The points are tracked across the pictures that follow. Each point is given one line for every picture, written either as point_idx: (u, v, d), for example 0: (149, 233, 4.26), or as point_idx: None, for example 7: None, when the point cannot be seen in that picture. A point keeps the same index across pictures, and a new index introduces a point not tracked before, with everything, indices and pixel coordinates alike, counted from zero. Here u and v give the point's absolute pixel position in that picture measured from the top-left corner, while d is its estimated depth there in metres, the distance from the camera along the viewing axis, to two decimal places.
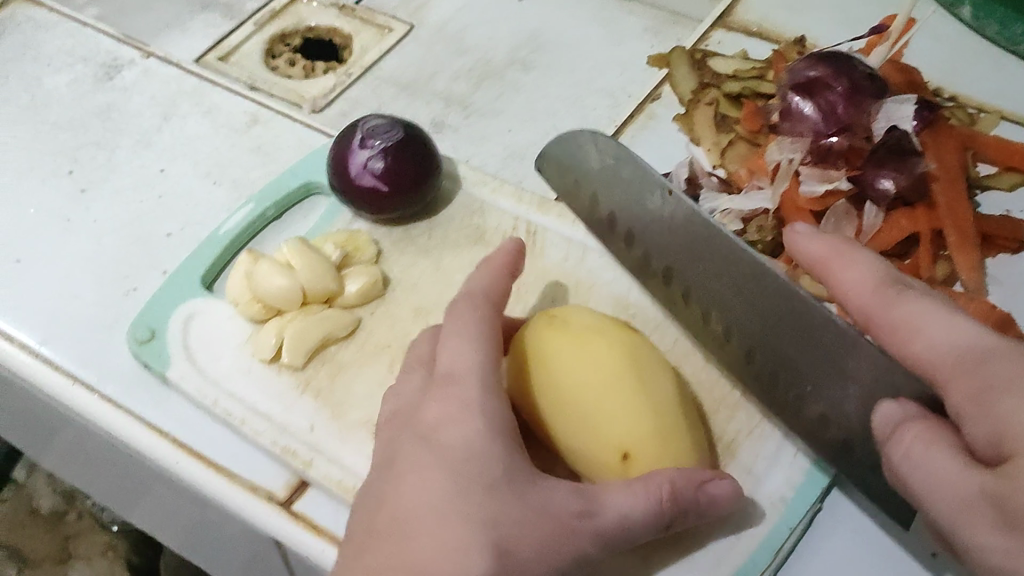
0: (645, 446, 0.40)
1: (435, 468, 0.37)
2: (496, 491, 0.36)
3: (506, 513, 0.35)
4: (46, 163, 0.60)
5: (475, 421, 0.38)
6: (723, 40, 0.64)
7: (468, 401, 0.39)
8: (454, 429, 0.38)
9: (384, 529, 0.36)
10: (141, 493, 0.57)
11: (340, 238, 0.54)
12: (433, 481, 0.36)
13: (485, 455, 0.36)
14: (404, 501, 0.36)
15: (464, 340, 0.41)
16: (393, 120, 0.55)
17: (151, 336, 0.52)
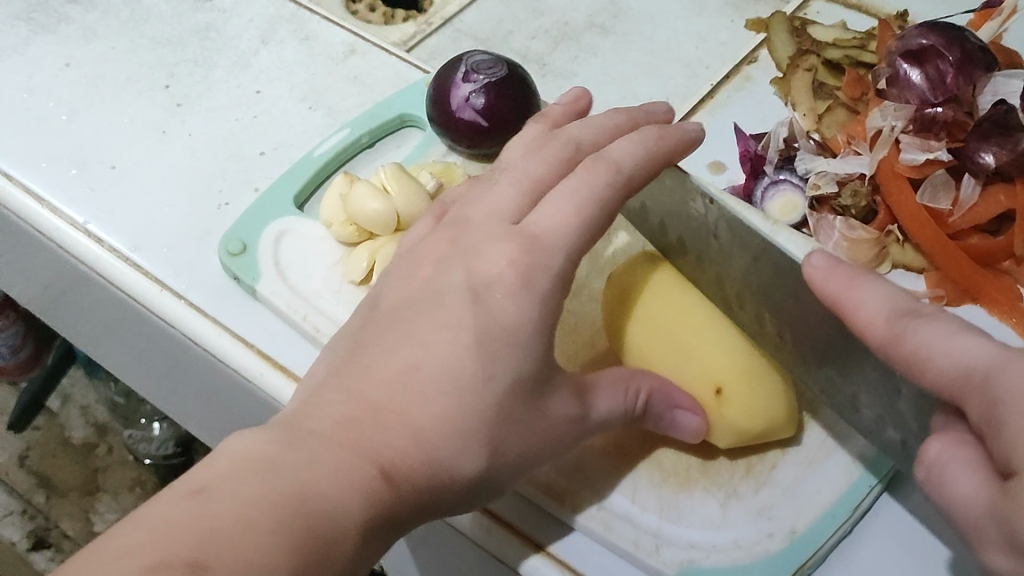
0: (739, 381, 0.41)
1: (463, 331, 0.37)
2: (518, 392, 0.37)
3: (510, 416, 0.37)
4: (145, 76, 0.62)
5: (533, 305, 0.37)
6: (822, 10, 0.66)
7: (535, 275, 0.38)
8: (495, 308, 0.37)
9: (392, 372, 0.36)
10: (212, 405, 0.58)
11: (436, 170, 0.54)
12: (464, 347, 0.36)
13: (524, 347, 0.37)
14: (425, 350, 0.37)
15: (568, 203, 0.39)
16: (498, 58, 0.55)
17: (243, 250, 0.52)
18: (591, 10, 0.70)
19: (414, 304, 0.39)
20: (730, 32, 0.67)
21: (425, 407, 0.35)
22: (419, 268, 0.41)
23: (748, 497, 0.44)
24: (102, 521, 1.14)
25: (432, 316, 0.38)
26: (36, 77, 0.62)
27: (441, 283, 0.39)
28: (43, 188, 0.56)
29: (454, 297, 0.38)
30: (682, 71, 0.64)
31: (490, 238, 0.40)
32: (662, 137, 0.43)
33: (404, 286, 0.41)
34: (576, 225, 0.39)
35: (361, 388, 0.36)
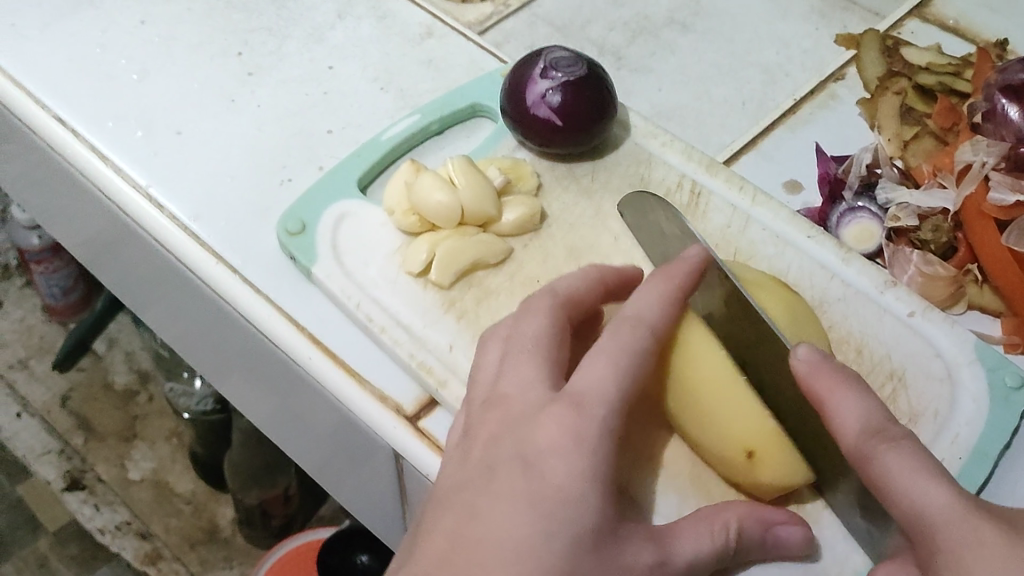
0: (766, 445, 0.40)
1: (520, 503, 0.34)
2: (585, 548, 0.33)
3: (586, 574, 0.33)
4: (217, 42, 0.61)
5: (581, 464, 0.34)
6: (917, 31, 0.63)
7: (586, 435, 0.35)
8: (556, 468, 0.34)
9: (454, 560, 0.33)
10: (257, 379, 0.57)
11: (505, 165, 0.53)
12: (521, 513, 0.33)
13: (582, 503, 0.34)
14: (485, 531, 0.34)
15: (602, 360, 0.37)
16: (578, 56, 0.53)
17: (302, 229, 0.51)
18: (676, 8, 0.68)
19: (469, 482, 0.36)
20: (816, 42, 0.64)
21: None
22: (468, 443, 0.38)
23: None
24: (136, 468, 1.14)
25: (484, 494, 0.35)
26: (109, 32, 0.61)
27: (494, 453, 0.36)
28: (108, 147, 0.55)
29: (506, 468, 0.35)
30: (761, 75, 0.62)
31: (534, 410, 0.37)
32: (682, 270, 0.42)
33: (461, 464, 0.37)
34: (615, 380, 0.37)
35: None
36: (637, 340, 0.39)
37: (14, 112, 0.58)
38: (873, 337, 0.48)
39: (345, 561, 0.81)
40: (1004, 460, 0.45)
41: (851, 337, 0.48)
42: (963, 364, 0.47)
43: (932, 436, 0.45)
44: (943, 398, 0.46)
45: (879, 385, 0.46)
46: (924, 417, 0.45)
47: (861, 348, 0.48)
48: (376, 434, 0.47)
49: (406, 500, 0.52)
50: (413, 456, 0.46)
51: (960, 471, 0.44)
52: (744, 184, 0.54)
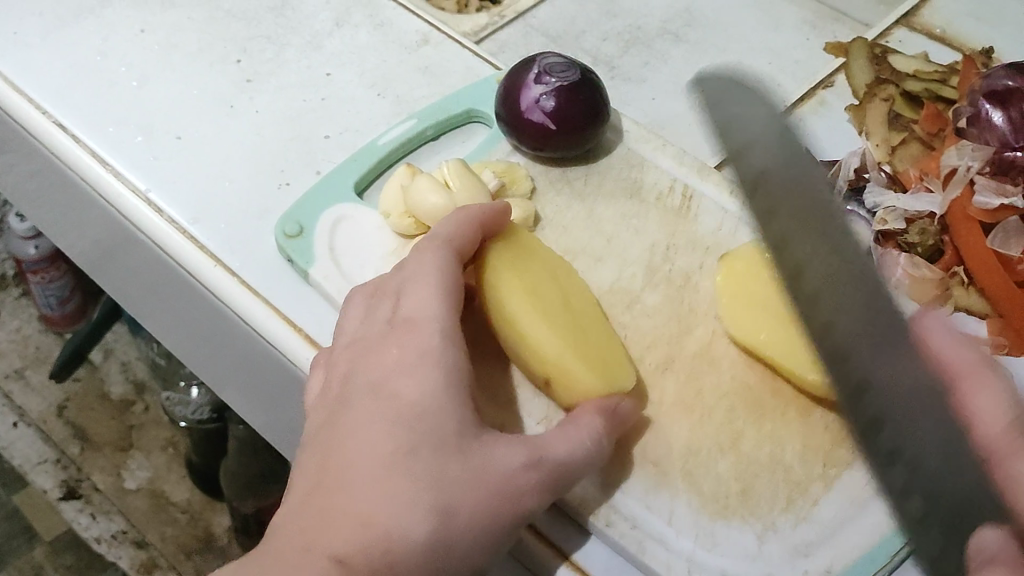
0: (556, 373, 0.43)
1: (388, 420, 0.39)
2: (446, 449, 0.38)
3: (445, 471, 0.37)
4: (216, 49, 0.62)
5: (434, 414, 0.38)
6: (905, 40, 0.65)
7: (421, 347, 0.41)
8: (409, 387, 0.39)
9: (333, 477, 0.38)
10: (253, 382, 0.58)
11: (499, 169, 0.54)
12: (390, 435, 0.38)
13: (433, 415, 0.38)
14: (355, 448, 0.38)
15: (431, 291, 0.43)
16: (572, 62, 0.54)
17: (299, 232, 0.52)
18: (671, 19, 0.69)
19: (337, 411, 0.41)
20: (807, 52, 0.65)
21: (378, 497, 0.37)
22: (332, 386, 0.43)
23: (787, 532, 0.43)
24: (132, 478, 1.15)
25: (359, 412, 0.40)
26: (110, 39, 0.62)
27: (377, 376, 0.41)
28: (109, 152, 0.56)
29: (362, 396, 0.41)
30: (753, 85, 0.63)
31: (380, 340, 0.43)
32: (484, 210, 0.46)
33: (329, 401, 0.42)
34: (439, 297, 0.43)
35: (317, 495, 0.38)
36: (439, 263, 0.44)
37: (14, 116, 0.58)
38: None
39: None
40: None
41: None
42: None
43: None
44: None
45: None
46: None
47: None
48: None
49: None
50: None
51: None
52: (735, 187, 0.55)
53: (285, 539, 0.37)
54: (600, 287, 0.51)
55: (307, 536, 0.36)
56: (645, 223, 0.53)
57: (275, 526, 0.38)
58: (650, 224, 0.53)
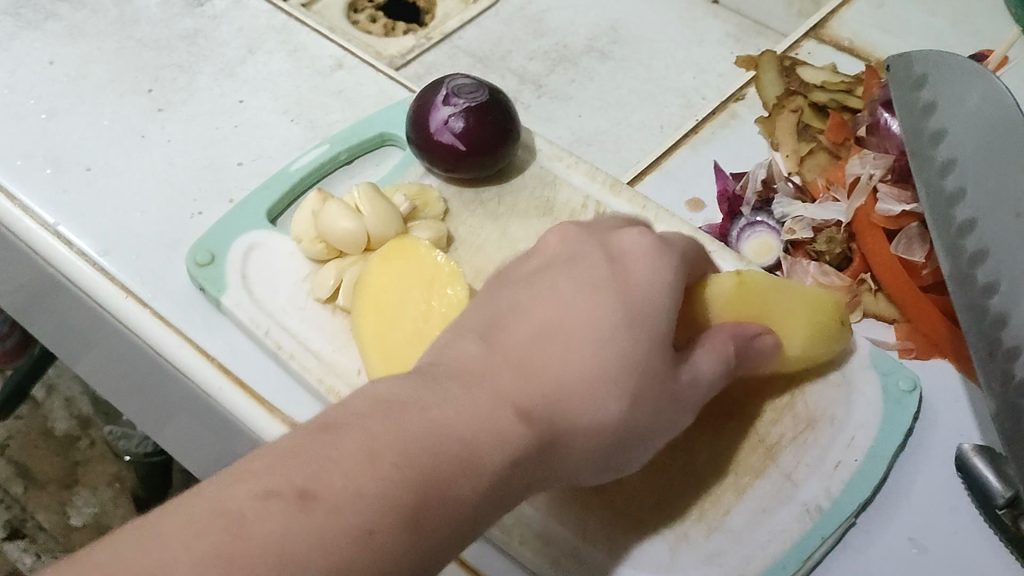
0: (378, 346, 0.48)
1: (606, 293, 0.37)
2: (656, 343, 0.37)
3: (651, 366, 0.36)
4: (128, 80, 0.62)
5: (606, 301, 0.37)
6: (814, 52, 0.65)
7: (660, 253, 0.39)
8: (643, 274, 0.38)
9: (525, 328, 0.36)
10: (175, 413, 0.58)
11: (411, 191, 0.54)
12: (614, 314, 0.36)
13: (661, 313, 0.37)
14: (556, 311, 0.37)
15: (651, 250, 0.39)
16: (481, 83, 0.54)
17: (211, 260, 0.51)
18: (587, 38, 0.70)
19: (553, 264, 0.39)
20: (721, 67, 0.66)
21: (587, 356, 0.35)
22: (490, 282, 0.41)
23: (699, 542, 0.43)
24: (78, 515, 1.13)
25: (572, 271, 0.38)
26: (18, 72, 0.62)
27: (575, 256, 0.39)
28: (18, 185, 0.56)
29: (591, 258, 0.39)
30: (669, 102, 0.64)
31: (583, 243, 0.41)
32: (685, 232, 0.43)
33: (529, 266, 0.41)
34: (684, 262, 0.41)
35: (508, 333, 0.36)
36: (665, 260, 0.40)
37: None
38: None
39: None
40: (898, 460, 0.46)
41: None
42: (857, 370, 0.49)
43: (829, 442, 0.46)
44: (839, 403, 0.48)
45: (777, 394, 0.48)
46: (820, 422, 0.47)
47: None
48: None
49: None
50: None
51: (855, 473, 0.45)
52: (646, 203, 0.55)
53: (455, 371, 0.34)
54: None
55: (470, 381, 0.34)
56: None
57: (427, 374, 0.34)
58: None
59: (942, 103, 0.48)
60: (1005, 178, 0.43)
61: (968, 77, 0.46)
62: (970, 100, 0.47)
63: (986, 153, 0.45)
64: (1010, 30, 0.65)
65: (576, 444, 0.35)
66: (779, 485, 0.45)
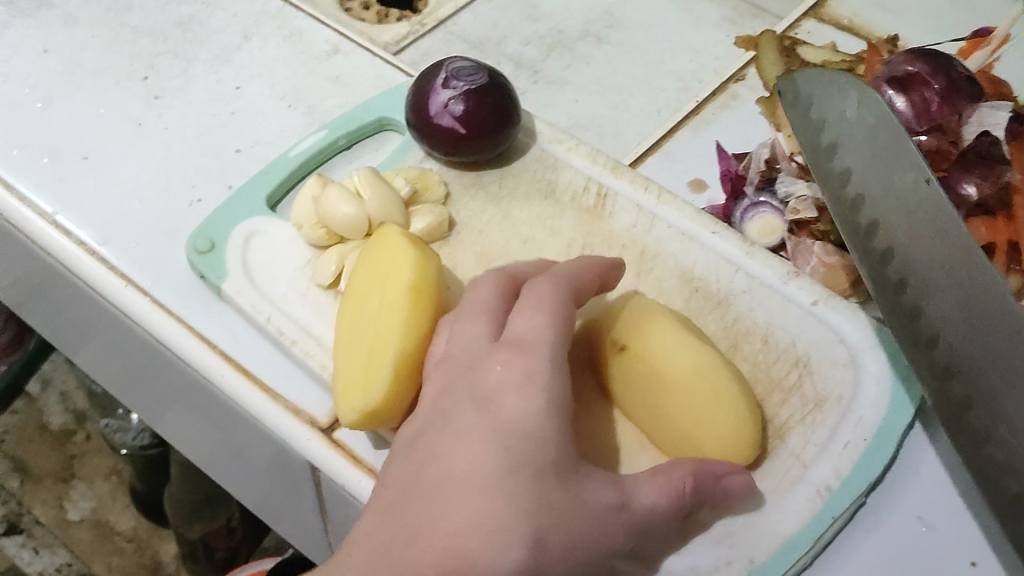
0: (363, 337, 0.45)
1: (487, 440, 0.36)
2: (547, 474, 0.36)
3: (551, 497, 0.35)
4: (123, 67, 0.61)
5: (487, 442, 0.36)
6: (813, 31, 0.65)
7: (536, 371, 0.39)
8: (477, 447, 0.36)
9: (422, 496, 0.36)
10: (175, 402, 0.57)
11: (411, 176, 0.53)
12: (483, 454, 0.36)
13: (539, 434, 0.36)
14: (448, 464, 0.36)
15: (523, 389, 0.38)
16: (480, 65, 0.54)
17: (211, 248, 0.51)
18: (582, 22, 0.69)
19: (428, 429, 0.39)
20: (718, 49, 0.66)
21: (480, 511, 0.34)
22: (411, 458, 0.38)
23: (708, 524, 0.43)
24: (76, 508, 1.13)
25: (444, 433, 0.38)
26: (13, 62, 0.61)
27: (447, 414, 0.39)
28: (14, 175, 0.55)
29: (462, 412, 0.38)
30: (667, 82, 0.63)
31: (479, 358, 0.40)
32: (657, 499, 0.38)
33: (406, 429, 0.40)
34: (555, 330, 0.40)
35: (402, 511, 0.36)
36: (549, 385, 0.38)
37: None
38: (777, 328, 0.49)
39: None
40: (906, 439, 0.46)
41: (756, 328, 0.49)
42: (865, 348, 0.48)
43: (837, 420, 0.46)
44: (847, 383, 0.47)
45: (784, 373, 0.48)
46: (829, 402, 0.47)
47: (766, 339, 0.49)
48: (291, 447, 0.48)
49: (328, 516, 0.53)
50: (330, 470, 0.46)
51: (865, 453, 0.45)
52: (649, 184, 0.55)
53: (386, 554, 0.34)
54: None
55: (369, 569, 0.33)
56: (559, 223, 0.53)
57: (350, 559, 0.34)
58: (566, 224, 0.53)
59: (830, 124, 0.47)
60: (902, 173, 0.43)
61: (843, 85, 0.46)
62: (854, 107, 0.46)
63: (881, 157, 0.45)
64: (1008, 8, 0.65)
65: None
66: (789, 465, 0.45)
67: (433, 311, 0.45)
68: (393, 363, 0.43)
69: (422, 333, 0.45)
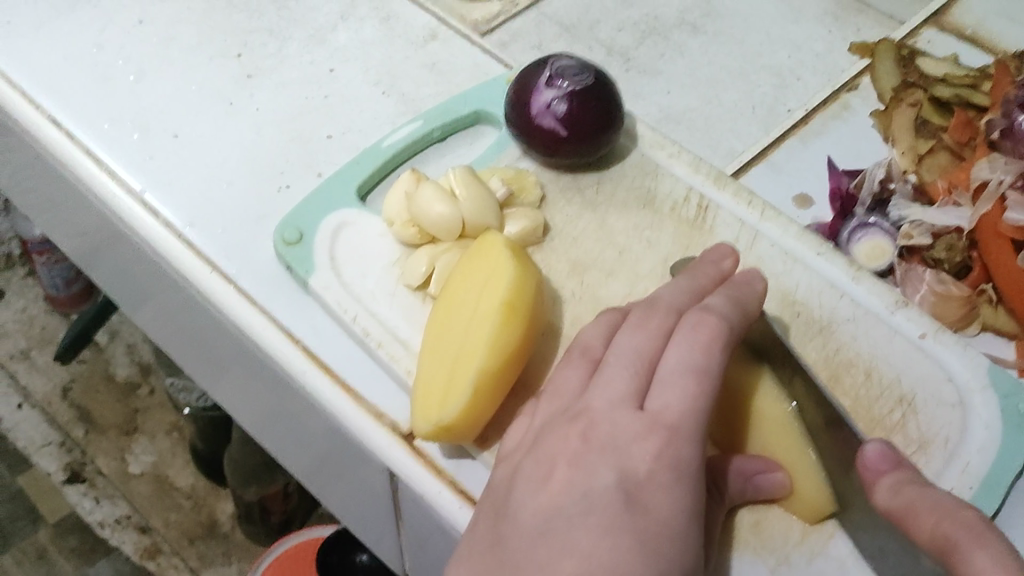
0: (464, 335, 0.44)
1: (630, 529, 0.34)
2: None
3: None
4: (216, 42, 0.60)
5: (634, 547, 0.34)
6: (932, 41, 0.62)
7: (683, 462, 0.36)
8: (661, 504, 0.35)
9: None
10: (248, 387, 0.57)
11: (507, 175, 0.51)
12: (630, 550, 0.33)
13: (684, 541, 0.35)
14: (592, 557, 0.33)
15: (667, 475, 0.36)
16: (586, 64, 0.51)
17: (299, 239, 0.50)
18: (684, 9, 0.65)
19: (562, 512, 0.35)
20: (824, 46, 0.62)
21: None
22: (547, 518, 0.35)
23: (800, 567, 0.42)
24: (137, 461, 1.14)
25: (582, 518, 0.35)
26: (106, 31, 0.60)
27: (589, 494, 0.35)
28: (104, 150, 0.54)
29: (605, 498, 0.35)
30: (772, 79, 0.60)
31: (627, 432, 0.37)
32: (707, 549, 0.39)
33: (535, 495, 0.37)
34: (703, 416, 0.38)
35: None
36: (693, 468, 0.36)
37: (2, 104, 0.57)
38: (882, 359, 0.47)
39: (344, 560, 0.86)
40: (1013, 493, 0.44)
41: (860, 359, 0.47)
42: (975, 391, 0.46)
43: (941, 465, 0.44)
44: (953, 426, 0.45)
45: (888, 411, 0.45)
46: (934, 445, 0.44)
47: (870, 371, 0.46)
48: (370, 452, 0.46)
49: (400, 521, 0.52)
50: (408, 479, 0.45)
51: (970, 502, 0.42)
52: (753, 198, 0.52)
53: None
54: (610, 300, 0.48)
55: None
56: (658, 235, 0.51)
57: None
58: (664, 236, 0.51)
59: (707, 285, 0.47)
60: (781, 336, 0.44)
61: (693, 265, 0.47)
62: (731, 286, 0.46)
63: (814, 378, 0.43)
64: None
65: None
66: None
67: (524, 327, 0.44)
68: (474, 379, 0.42)
69: (510, 352, 0.43)
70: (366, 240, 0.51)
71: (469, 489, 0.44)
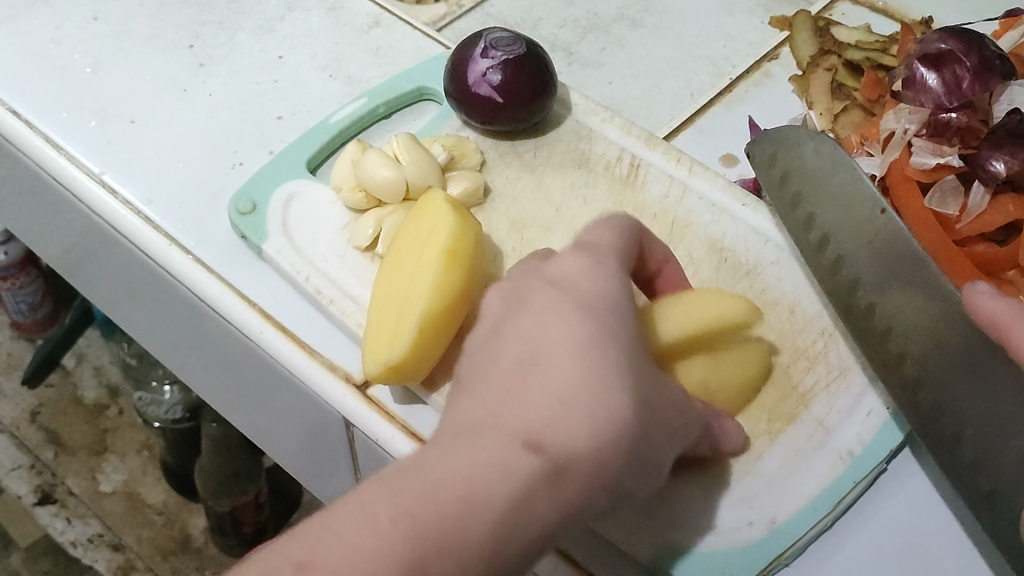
0: (399, 278, 0.47)
1: (569, 307, 0.37)
2: (636, 341, 0.37)
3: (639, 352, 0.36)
4: (170, 35, 0.63)
5: (605, 274, 0.39)
6: (847, 13, 0.68)
7: (599, 261, 0.39)
8: (592, 282, 0.38)
9: (507, 366, 0.35)
10: (207, 356, 0.59)
11: (448, 143, 0.54)
12: (571, 312, 0.36)
13: (619, 303, 0.37)
14: (538, 339, 0.36)
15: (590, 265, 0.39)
16: (517, 36, 0.55)
17: (252, 209, 0.52)
18: (622, 5, 0.69)
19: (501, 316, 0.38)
20: (749, 29, 0.67)
21: (583, 370, 0.34)
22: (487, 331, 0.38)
23: (732, 484, 0.44)
24: (107, 480, 1.14)
25: (526, 308, 0.37)
26: (63, 28, 0.63)
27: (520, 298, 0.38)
28: (64, 138, 0.57)
29: (535, 291, 0.38)
30: (708, 70, 0.64)
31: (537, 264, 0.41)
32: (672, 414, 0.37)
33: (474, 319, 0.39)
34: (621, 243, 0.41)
35: (516, 391, 0.34)
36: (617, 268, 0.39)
37: None
38: (805, 297, 0.50)
39: None
40: None
41: (784, 298, 0.50)
42: None
43: (861, 389, 0.47)
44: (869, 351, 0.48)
45: (810, 341, 0.49)
46: (853, 371, 0.48)
47: (793, 308, 0.50)
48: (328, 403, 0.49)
49: (359, 469, 0.54)
50: (363, 423, 0.47)
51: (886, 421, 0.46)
52: (681, 156, 0.56)
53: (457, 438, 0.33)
54: None
55: (453, 443, 0.33)
56: (592, 192, 0.54)
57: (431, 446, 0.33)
58: (598, 193, 0.54)
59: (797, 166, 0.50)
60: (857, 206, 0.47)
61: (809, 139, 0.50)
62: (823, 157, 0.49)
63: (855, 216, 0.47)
64: None
65: (586, 455, 0.33)
66: (812, 430, 0.46)
67: (465, 271, 0.46)
68: (420, 320, 0.44)
69: (453, 294, 0.45)
70: (318, 207, 0.53)
71: (419, 430, 0.46)
